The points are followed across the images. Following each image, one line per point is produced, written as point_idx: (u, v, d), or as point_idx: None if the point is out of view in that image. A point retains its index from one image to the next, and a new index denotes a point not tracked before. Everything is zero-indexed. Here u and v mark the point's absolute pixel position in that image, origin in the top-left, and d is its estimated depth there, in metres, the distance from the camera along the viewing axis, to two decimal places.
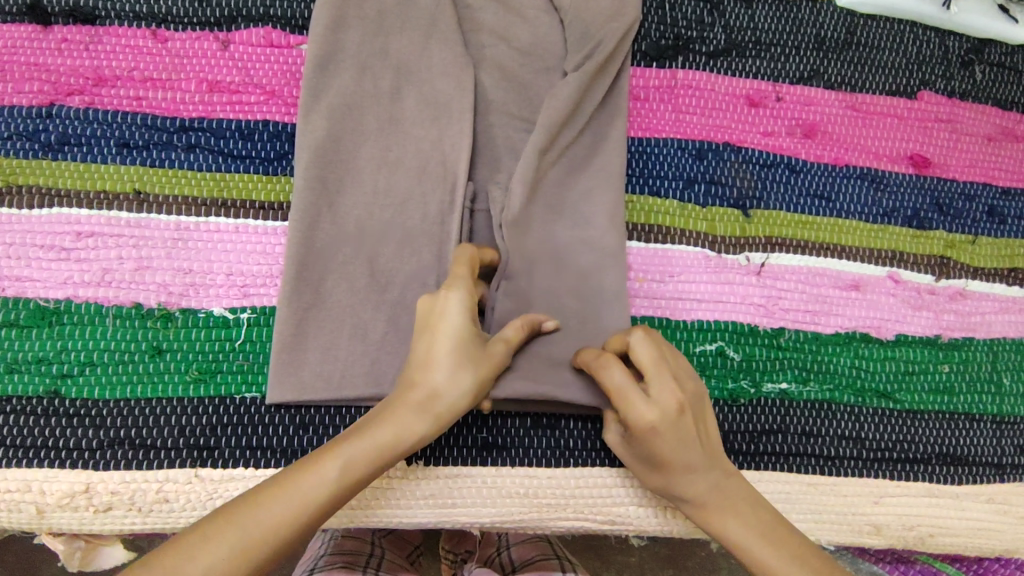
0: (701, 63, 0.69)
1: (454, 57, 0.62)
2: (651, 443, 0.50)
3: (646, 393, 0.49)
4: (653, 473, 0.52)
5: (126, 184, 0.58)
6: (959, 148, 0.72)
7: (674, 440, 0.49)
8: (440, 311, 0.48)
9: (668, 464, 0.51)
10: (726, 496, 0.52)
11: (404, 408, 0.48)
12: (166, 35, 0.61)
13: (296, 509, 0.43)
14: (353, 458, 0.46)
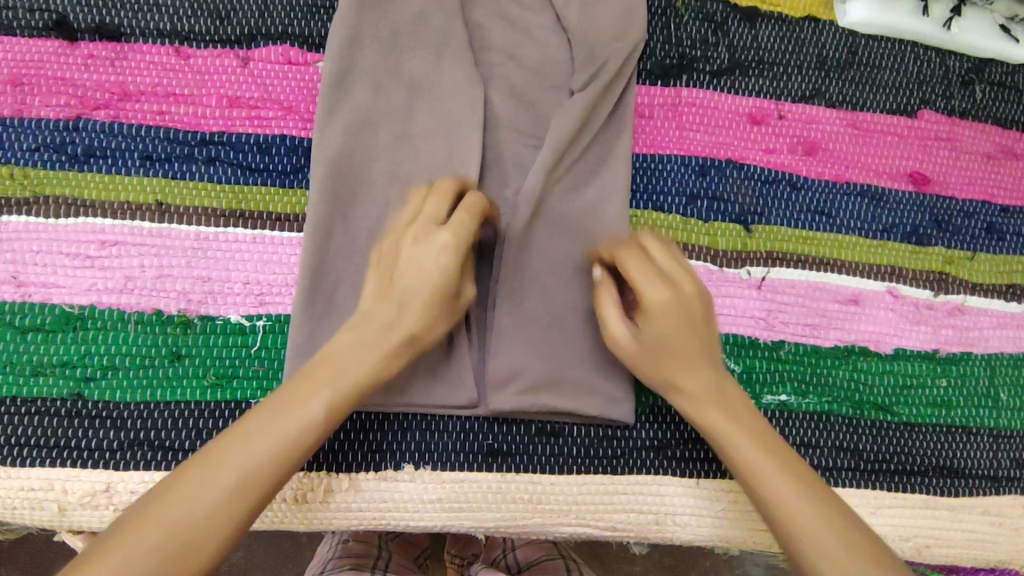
0: (705, 82, 0.71)
1: (464, 74, 0.65)
2: (660, 313, 0.53)
3: (661, 275, 0.54)
4: (652, 347, 0.54)
5: (148, 196, 0.60)
6: (958, 165, 0.74)
7: (682, 315, 0.53)
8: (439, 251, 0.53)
9: (669, 347, 0.53)
10: (728, 408, 0.53)
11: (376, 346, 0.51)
12: (188, 52, 0.64)
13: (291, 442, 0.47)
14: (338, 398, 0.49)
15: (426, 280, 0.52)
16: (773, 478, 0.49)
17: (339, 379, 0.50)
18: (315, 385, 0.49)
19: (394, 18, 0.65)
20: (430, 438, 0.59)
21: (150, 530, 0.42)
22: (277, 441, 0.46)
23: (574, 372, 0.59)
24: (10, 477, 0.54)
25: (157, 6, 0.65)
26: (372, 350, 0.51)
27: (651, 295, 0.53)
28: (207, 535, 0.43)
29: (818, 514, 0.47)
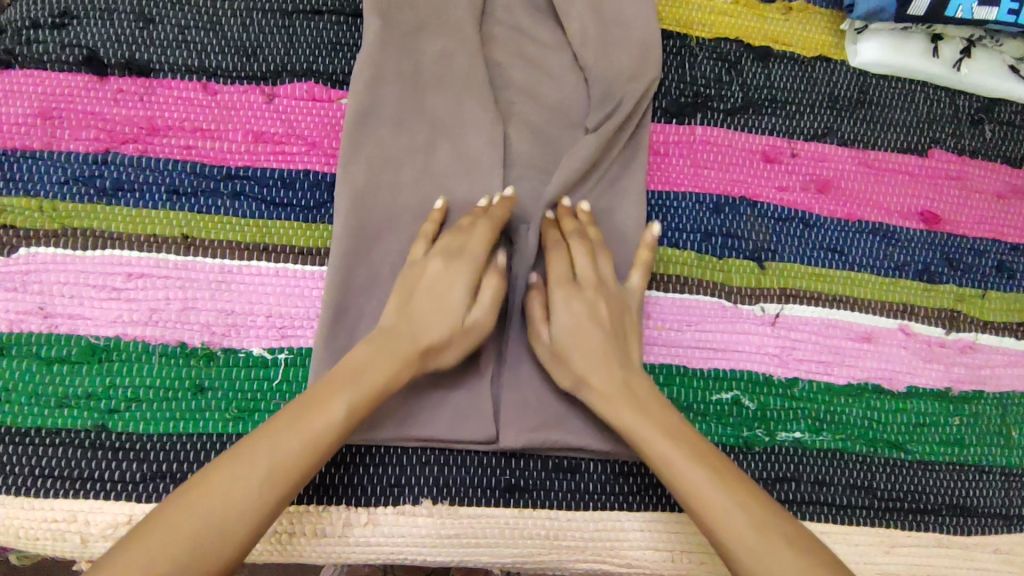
0: (719, 120, 0.73)
1: (485, 112, 0.67)
2: (573, 310, 0.58)
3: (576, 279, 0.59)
4: (569, 355, 0.57)
5: (174, 229, 0.61)
6: (969, 204, 0.75)
7: (594, 312, 0.58)
8: (444, 281, 0.57)
9: (583, 344, 0.57)
10: (649, 422, 0.54)
11: (395, 355, 0.53)
12: (215, 88, 0.66)
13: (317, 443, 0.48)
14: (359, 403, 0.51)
15: (447, 298, 0.56)
16: (703, 488, 0.50)
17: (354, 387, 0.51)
18: (328, 397, 0.50)
19: (417, 58, 0.68)
20: (448, 472, 0.59)
21: (156, 543, 0.42)
22: (293, 457, 0.47)
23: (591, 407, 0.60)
24: (34, 507, 0.55)
25: (187, 43, 0.67)
26: (386, 361, 0.53)
27: (562, 296, 0.58)
28: (224, 543, 0.44)
29: (749, 522, 0.48)
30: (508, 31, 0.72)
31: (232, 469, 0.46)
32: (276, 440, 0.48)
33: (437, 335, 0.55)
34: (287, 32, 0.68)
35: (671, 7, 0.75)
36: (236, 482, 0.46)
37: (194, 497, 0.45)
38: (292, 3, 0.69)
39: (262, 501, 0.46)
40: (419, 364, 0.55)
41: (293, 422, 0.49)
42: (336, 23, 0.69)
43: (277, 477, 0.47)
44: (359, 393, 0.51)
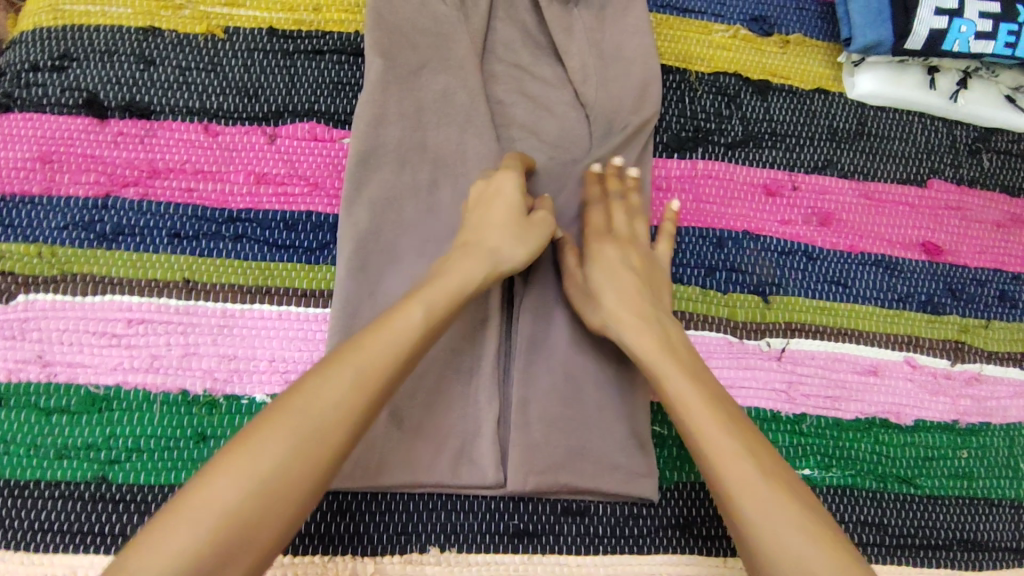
0: (720, 154, 0.73)
1: (488, 151, 0.67)
2: (609, 254, 0.61)
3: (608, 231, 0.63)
4: (603, 291, 0.59)
5: (176, 273, 0.61)
6: (969, 234, 0.75)
7: (627, 258, 0.61)
8: (499, 188, 0.61)
9: (612, 281, 0.60)
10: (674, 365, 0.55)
11: (465, 255, 0.57)
12: (217, 129, 0.66)
13: (398, 345, 0.50)
14: (433, 305, 0.53)
15: (505, 199, 0.60)
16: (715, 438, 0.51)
17: (427, 295, 0.53)
18: (406, 305, 0.53)
19: (419, 96, 0.68)
20: (455, 518, 0.59)
21: (247, 464, 0.44)
22: (376, 365, 0.49)
23: (598, 447, 0.60)
24: (33, 563, 0.54)
25: (188, 85, 0.67)
26: (456, 269, 0.56)
27: (600, 243, 0.62)
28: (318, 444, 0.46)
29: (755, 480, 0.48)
30: (509, 68, 0.72)
31: (317, 384, 0.47)
32: (361, 350, 0.49)
33: (500, 232, 0.58)
34: (289, 72, 0.69)
35: (668, 42, 0.76)
36: (321, 398, 0.47)
37: (278, 417, 0.46)
38: (294, 43, 0.70)
39: (348, 413, 0.47)
40: (490, 266, 0.57)
41: (377, 330, 0.51)
42: (338, 62, 0.70)
43: (360, 391, 0.48)
44: (434, 294, 0.54)
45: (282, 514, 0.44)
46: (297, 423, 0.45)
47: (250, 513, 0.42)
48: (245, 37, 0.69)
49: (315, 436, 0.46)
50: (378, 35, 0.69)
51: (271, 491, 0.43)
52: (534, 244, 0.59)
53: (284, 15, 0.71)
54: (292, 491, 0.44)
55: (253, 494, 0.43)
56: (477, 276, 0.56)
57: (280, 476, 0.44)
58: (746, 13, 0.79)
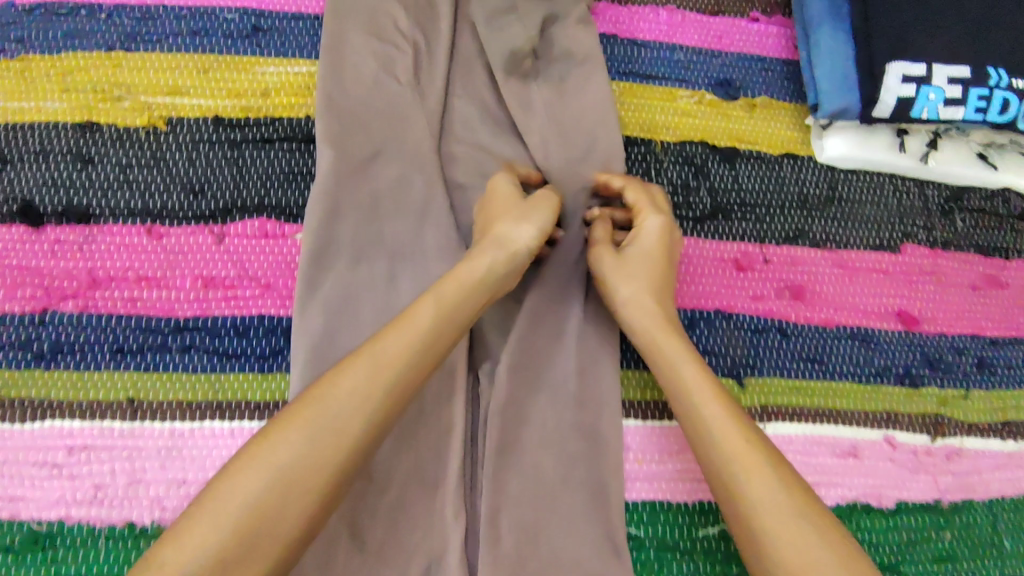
0: (689, 228, 0.71)
1: (447, 241, 0.64)
2: (658, 237, 0.63)
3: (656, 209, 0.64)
4: (644, 271, 0.62)
5: (120, 392, 0.58)
6: (945, 300, 0.73)
7: (667, 245, 0.64)
8: (495, 185, 0.64)
9: (652, 262, 0.62)
10: (685, 352, 0.58)
11: (473, 250, 0.59)
12: (161, 231, 0.62)
13: (411, 335, 0.53)
14: (443, 296, 0.55)
15: (503, 193, 0.63)
16: (723, 423, 0.53)
17: (436, 291, 0.56)
18: (416, 303, 0.55)
19: (374, 185, 0.65)
20: None
21: (268, 459, 0.46)
22: (389, 359, 0.51)
23: (571, 556, 0.57)
24: None
25: (129, 184, 0.64)
26: (466, 261, 0.58)
27: (648, 221, 0.64)
28: (342, 432, 0.48)
29: (757, 461, 0.51)
30: (468, 148, 0.70)
31: (335, 380, 0.50)
32: (374, 346, 0.52)
33: (503, 219, 0.60)
34: (236, 164, 0.66)
35: (633, 112, 0.74)
36: (339, 392, 0.49)
37: (302, 412, 0.48)
38: (242, 132, 0.67)
39: (366, 405, 0.49)
40: (502, 251, 0.59)
41: (390, 329, 0.53)
42: (289, 151, 0.67)
43: (375, 383, 0.50)
44: (443, 290, 0.56)
45: (300, 509, 0.45)
46: (318, 414, 0.48)
47: (271, 502, 0.44)
48: (189, 128, 0.66)
49: (334, 430, 0.48)
50: (329, 122, 0.66)
51: (292, 483, 0.45)
52: (540, 220, 0.61)
53: (230, 102, 0.68)
54: (313, 484, 0.46)
55: (273, 485, 0.45)
56: (485, 263, 0.58)
57: (302, 467, 0.46)
58: (712, 76, 0.77)
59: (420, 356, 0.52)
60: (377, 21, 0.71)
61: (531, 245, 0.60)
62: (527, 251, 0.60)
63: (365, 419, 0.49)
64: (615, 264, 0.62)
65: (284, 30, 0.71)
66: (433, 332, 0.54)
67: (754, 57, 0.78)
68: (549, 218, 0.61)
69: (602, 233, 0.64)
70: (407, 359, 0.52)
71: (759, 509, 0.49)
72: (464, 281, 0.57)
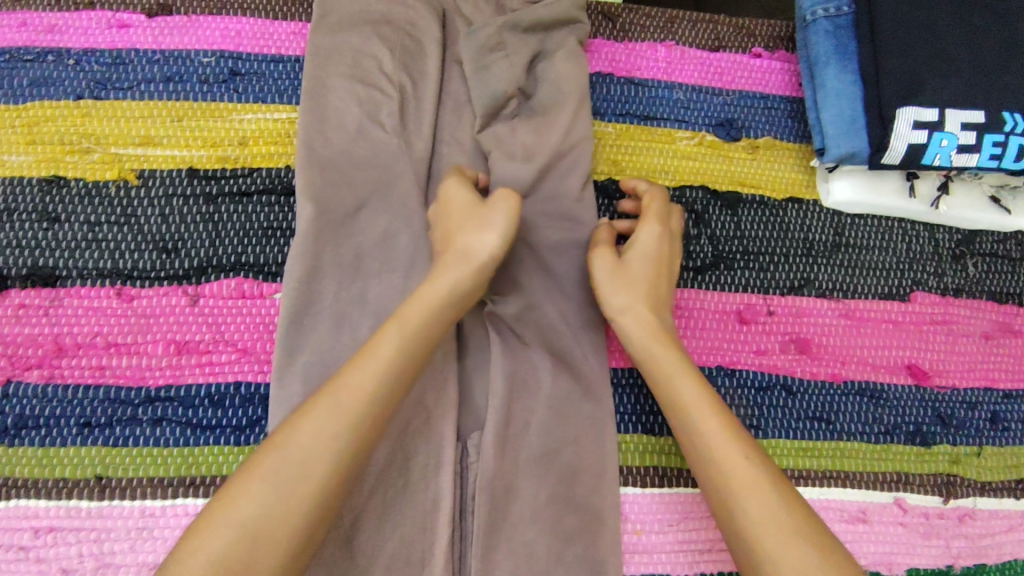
0: (689, 279, 0.68)
1: None
2: (658, 247, 0.61)
3: (662, 220, 0.63)
4: (638, 279, 0.60)
5: (87, 468, 0.55)
6: (958, 350, 0.70)
7: (665, 257, 0.62)
8: (445, 194, 0.60)
9: (648, 271, 0.60)
10: (680, 365, 0.56)
11: (437, 268, 0.55)
12: (132, 293, 0.59)
13: (376, 367, 0.50)
14: (408, 322, 0.53)
15: (457, 201, 0.59)
16: (721, 440, 0.52)
17: (401, 320, 0.53)
18: (377, 334, 0.52)
19: (357, 241, 0.62)
20: None
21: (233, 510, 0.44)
22: (351, 398, 0.49)
23: None
24: None
25: (98, 243, 0.60)
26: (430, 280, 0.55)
27: (649, 229, 0.62)
28: (309, 476, 0.46)
29: (756, 480, 0.50)
30: None
31: (296, 424, 0.48)
32: (338, 381, 0.50)
33: (462, 233, 0.57)
34: (212, 219, 0.62)
35: (629, 156, 0.71)
36: (299, 436, 0.47)
37: (262, 460, 0.46)
38: (218, 185, 0.63)
39: (331, 448, 0.47)
40: (467, 264, 0.55)
41: (352, 365, 0.51)
42: (267, 204, 0.63)
43: (337, 425, 0.48)
44: (403, 317, 0.53)
45: (272, 559, 0.44)
46: (283, 458, 0.46)
47: (240, 556, 0.43)
48: (162, 181, 0.63)
49: (297, 477, 0.46)
50: (310, 174, 0.63)
51: (257, 536, 0.44)
52: (503, 222, 0.57)
53: (206, 152, 0.64)
54: (281, 534, 0.44)
55: (239, 536, 0.43)
56: (449, 280, 0.54)
57: (269, 515, 0.44)
58: (712, 116, 0.74)
59: (386, 391, 0.50)
60: (360, 64, 0.68)
61: (497, 251, 0.56)
62: (494, 261, 0.57)
63: (330, 464, 0.47)
64: (610, 268, 0.60)
65: (262, 73, 0.67)
66: (397, 365, 0.51)
67: (755, 95, 0.75)
68: (512, 215, 0.57)
69: (605, 237, 0.63)
70: (373, 393, 0.49)
71: (761, 531, 0.48)
72: (431, 303, 0.54)
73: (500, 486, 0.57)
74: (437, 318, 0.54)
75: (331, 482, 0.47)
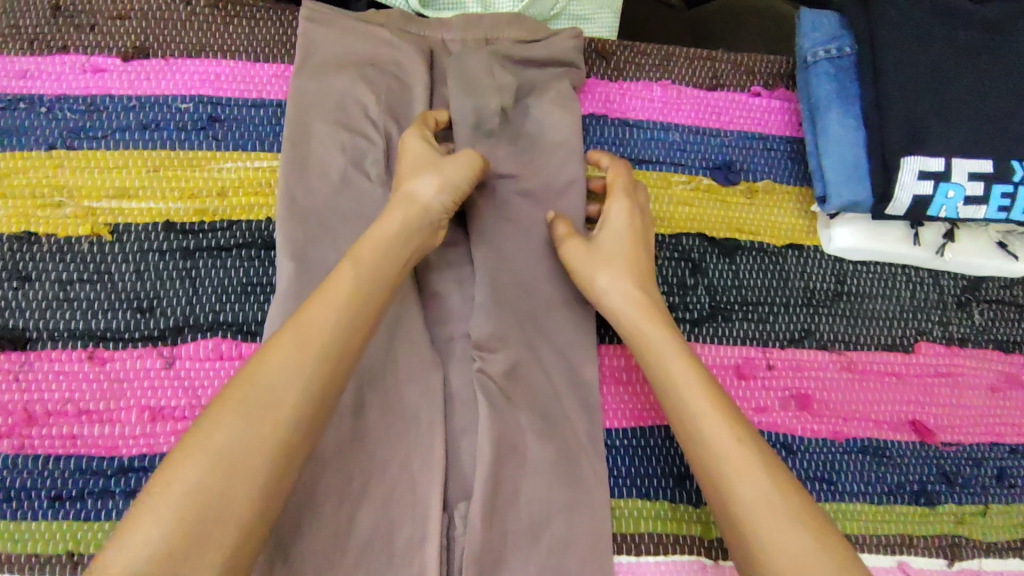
0: (686, 332, 0.66)
1: (420, 359, 0.59)
2: (631, 217, 0.62)
3: (630, 193, 0.63)
4: (616, 253, 0.60)
5: (59, 544, 0.53)
6: (962, 403, 0.68)
7: (640, 225, 0.62)
8: (402, 145, 0.60)
9: (624, 245, 0.60)
10: (668, 339, 0.55)
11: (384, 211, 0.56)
12: (104, 355, 0.57)
13: (332, 303, 0.49)
14: (361, 262, 0.52)
15: (411, 151, 0.59)
16: (715, 412, 0.51)
17: (353, 263, 0.52)
18: (334, 272, 0.51)
19: None
20: None
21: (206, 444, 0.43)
22: (315, 330, 0.48)
23: None
24: None
25: (70, 302, 0.58)
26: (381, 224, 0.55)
27: (618, 205, 0.62)
28: (279, 410, 0.45)
29: (748, 457, 0.49)
30: (441, 250, 0.64)
31: (260, 360, 0.46)
32: (296, 321, 0.48)
33: (412, 178, 0.57)
34: (189, 276, 0.60)
35: None
36: (268, 371, 0.46)
37: (230, 395, 0.45)
38: (195, 239, 0.61)
39: (300, 377, 0.46)
40: (409, 208, 0.56)
41: (313, 300, 0.50)
42: (246, 258, 0.61)
43: (303, 356, 0.47)
44: (360, 254, 0.52)
45: (251, 485, 0.43)
46: (250, 395, 0.45)
47: (218, 485, 0.42)
48: (136, 235, 0.60)
49: (269, 407, 0.45)
50: (290, 227, 0.61)
51: (234, 466, 0.42)
52: (450, 172, 0.58)
53: (183, 204, 0.62)
54: (258, 461, 0.43)
55: (214, 472, 0.42)
56: (396, 220, 0.55)
57: (241, 447, 0.43)
58: (710, 158, 0.71)
59: (343, 327, 0.49)
60: (344, 108, 0.65)
61: (441, 198, 0.57)
62: (440, 206, 0.57)
63: (301, 394, 0.46)
64: (589, 252, 0.60)
65: (243, 119, 0.65)
66: (354, 300, 0.50)
67: (755, 135, 0.73)
68: (462, 171, 0.58)
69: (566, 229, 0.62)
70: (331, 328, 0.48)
71: (750, 508, 0.47)
72: (383, 241, 0.54)
73: (487, 559, 0.55)
74: (386, 258, 0.53)
75: (305, 410, 0.46)
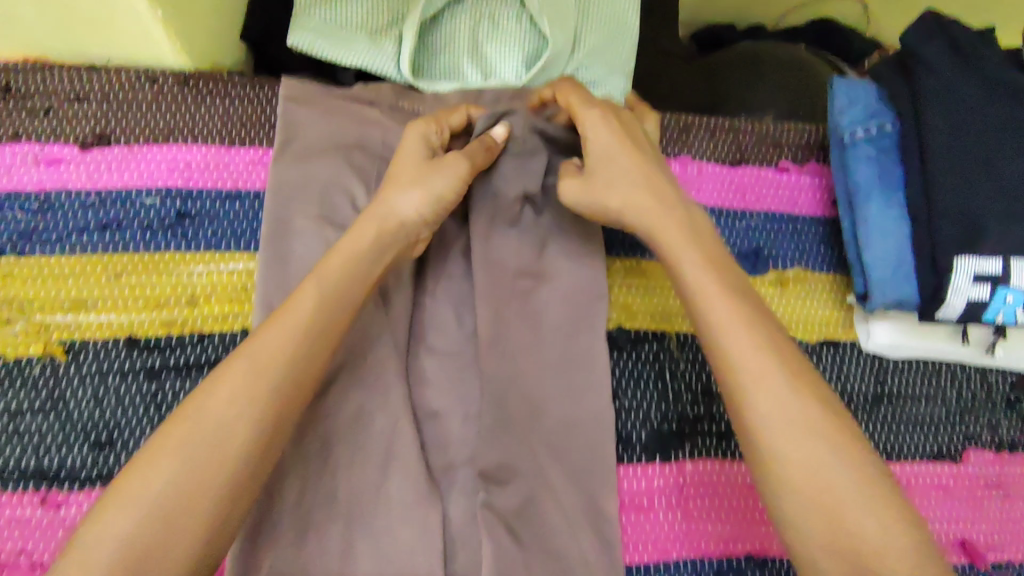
0: (712, 447, 0.59)
1: (417, 494, 0.53)
2: (605, 128, 0.54)
3: (598, 104, 0.56)
4: (606, 179, 0.53)
5: None
6: (1015, 518, 0.62)
7: (633, 140, 0.55)
8: (403, 146, 0.56)
9: (609, 160, 0.54)
10: (697, 262, 0.50)
11: (357, 222, 0.53)
12: (59, 499, 0.51)
13: (291, 328, 0.46)
14: (326, 278, 0.49)
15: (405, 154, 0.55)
16: (744, 348, 0.46)
17: (316, 283, 0.49)
18: (297, 291, 0.49)
19: (326, 423, 0.53)
20: None
21: (139, 488, 0.40)
22: (268, 356, 0.45)
23: None
24: None
25: (21, 437, 0.52)
26: (349, 240, 0.52)
27: (588, 118, 0.55)
28: (221, 452, 0.42)
29: (788, 390, 0.44)
30: (441, 363, 0.58)
31: (207, 393, 0.43)
32: (251, 344, 0.46)
33: (393, 187, 0.53)
34: (154, 401, 0.53)
35: (643, 301, 0.62)
36: (212, 409, 0.43)
37: (171, 433, 0.42)
38: (161, 356, 0.54)
39: (243, 417, 0.43)
40: (381, 223, 0.52)
41: (269, 325, 0.47)
42: None
43: (256, 387, 0.44)
44: (326, 272, 0.50)
45: (193, 535, 0.40)
46: (192, 433, 0.42)
47: (154, 532, 0.39)
48: (94, 353, 0.54)
49: (213, 447, 0.42)
50: None
51: (172, 515, 0.39)
52: (435, 187, 0.53)
53: (147, 316, 0.55)
54: (193, 512, 0.40)
55: (146, 522, 0.39)
56: (368, 236, 0.52)
57: (177, 495, 0.40)
58: (735, 245, 0.65)
59: (301, 355, 0.46)
60: (329, 201, 0.58)
61: (420, 215, 0.53)
62: (416, 219, 0.54)
63: (253, 431, 0.43)
64: (582, 191, 0.54)
65: (216, 214, 0.58)
66: (317, 325, 0.47)
67: (784, 217, 0.66)
68: (450, 181, 0.54)
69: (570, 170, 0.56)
70: (288, 356, 0.45)
71: (779, 440, 0.43)
72: (350, 261, 0.51)
73: None
74: (353, 279, 0.50)
75: (258, 462, 0.43)
